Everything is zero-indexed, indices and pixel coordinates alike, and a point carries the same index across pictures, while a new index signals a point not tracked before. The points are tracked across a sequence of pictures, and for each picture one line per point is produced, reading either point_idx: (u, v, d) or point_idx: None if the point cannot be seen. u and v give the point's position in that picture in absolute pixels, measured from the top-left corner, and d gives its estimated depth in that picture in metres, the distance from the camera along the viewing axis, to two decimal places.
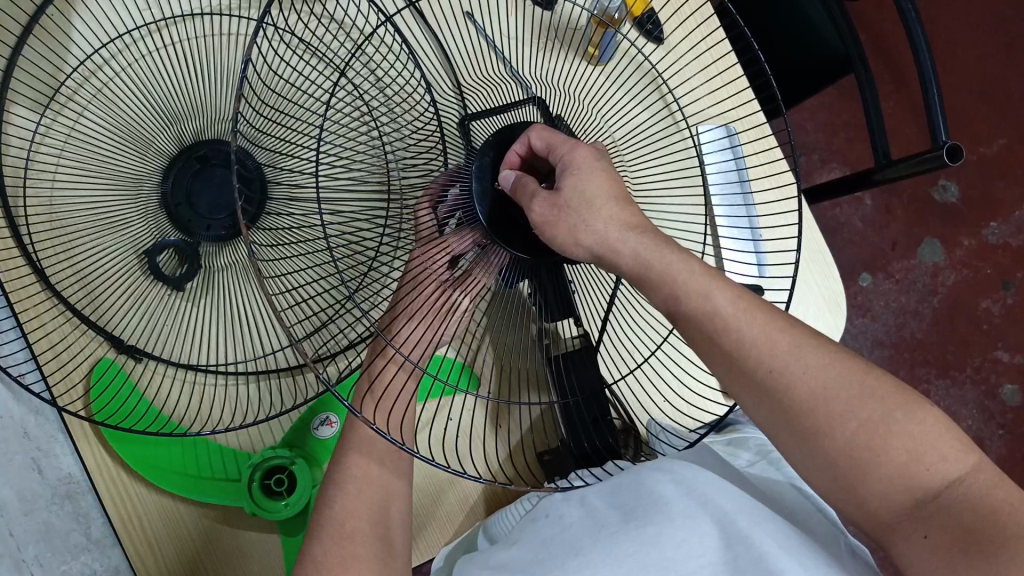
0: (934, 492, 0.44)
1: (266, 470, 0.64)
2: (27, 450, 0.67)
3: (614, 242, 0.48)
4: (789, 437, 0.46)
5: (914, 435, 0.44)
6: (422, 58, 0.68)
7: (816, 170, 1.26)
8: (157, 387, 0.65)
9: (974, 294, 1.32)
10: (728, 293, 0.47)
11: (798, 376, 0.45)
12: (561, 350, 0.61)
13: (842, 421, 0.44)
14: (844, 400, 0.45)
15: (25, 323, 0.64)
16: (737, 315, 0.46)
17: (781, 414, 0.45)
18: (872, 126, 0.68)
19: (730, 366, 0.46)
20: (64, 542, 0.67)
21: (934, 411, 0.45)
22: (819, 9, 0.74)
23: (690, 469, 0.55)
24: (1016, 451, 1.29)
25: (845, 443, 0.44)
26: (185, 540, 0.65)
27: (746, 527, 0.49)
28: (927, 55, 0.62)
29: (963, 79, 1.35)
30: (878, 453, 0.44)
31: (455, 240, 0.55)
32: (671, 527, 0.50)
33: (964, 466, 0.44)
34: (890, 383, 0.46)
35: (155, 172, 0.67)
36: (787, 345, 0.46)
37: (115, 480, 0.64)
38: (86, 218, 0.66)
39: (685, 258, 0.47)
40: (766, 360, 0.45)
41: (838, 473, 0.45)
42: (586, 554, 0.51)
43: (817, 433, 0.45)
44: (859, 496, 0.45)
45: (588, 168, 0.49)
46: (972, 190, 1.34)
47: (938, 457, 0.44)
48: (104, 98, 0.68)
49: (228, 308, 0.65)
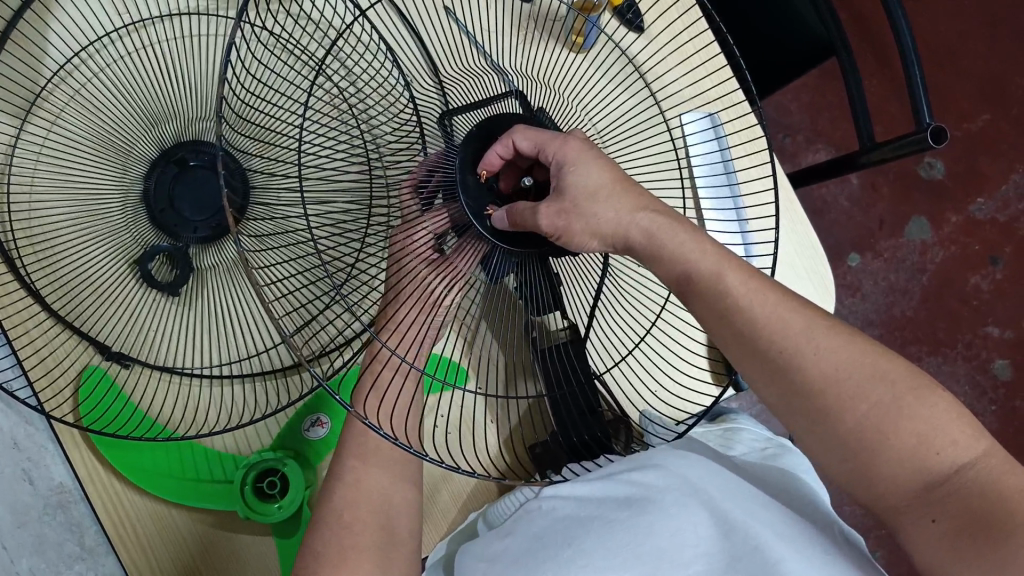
0: (943, 475, 0.43)
1: (258, 474, 0.63)
2: (17, 462, 0.70)
3: (625, 226, 0.49)
4: (802, 417, 0.46)
5: (926, 419, 0.44)
6: (399, 51, 0.67)
7: (801, 152, 1.26)
8: (147, 393, 0.65)
9: (963, 271, 1.32)
10: (740, 274, 0.48)
11: (809, 357, 0.45)
12: (550, 343, 0.60)
13: (851, 402, 0.45)
14: (855, 381, 0.45)
15: (13, 334, 0.63)
16: (744, 301, 0.46)
17: (791, 390, 0.46)
18: (857, 109, 0.68)
19: (744, 345, 0.47)
20: (58, 553, 0.70)
21: (946, 396, 0.45)
22: (807, 7, 0.73)
23: (678, 462, 0.55)
24: (1008, 426, 1.30)
25: (856, 425, 0.45)
26: (188, 558, 0.65)
27: (743, 520, 0.49)
28: (910, 37, 0.62)
29: (946, 58, 1.34)
30: (888, 437, 0.44)
31: (432, 220, 0.55)
32: (663, 517, 0.50)
33: (975, 451, 0.44)
34: (900, 364, 0.46)
35: (137, 179, 0.66)
36: (801, 325, 0.46)
37: (107, 487, 0.64)
38: (71, 229, 0.65)
39: (697, 238, 0.49)
40: (778, 338, 0.46)
41: (849, 453, 0.45)
42: (579, 543, 0.51)
43: (829, 411, 0.45)
44: (868, 478, 0.45)
45: (587, 158, 0.49)
46: (958, 166, 1.34)
47: (949, 442, 0.44)
48: (81, 104, 0.67)
49: (216, 312, 0.65)
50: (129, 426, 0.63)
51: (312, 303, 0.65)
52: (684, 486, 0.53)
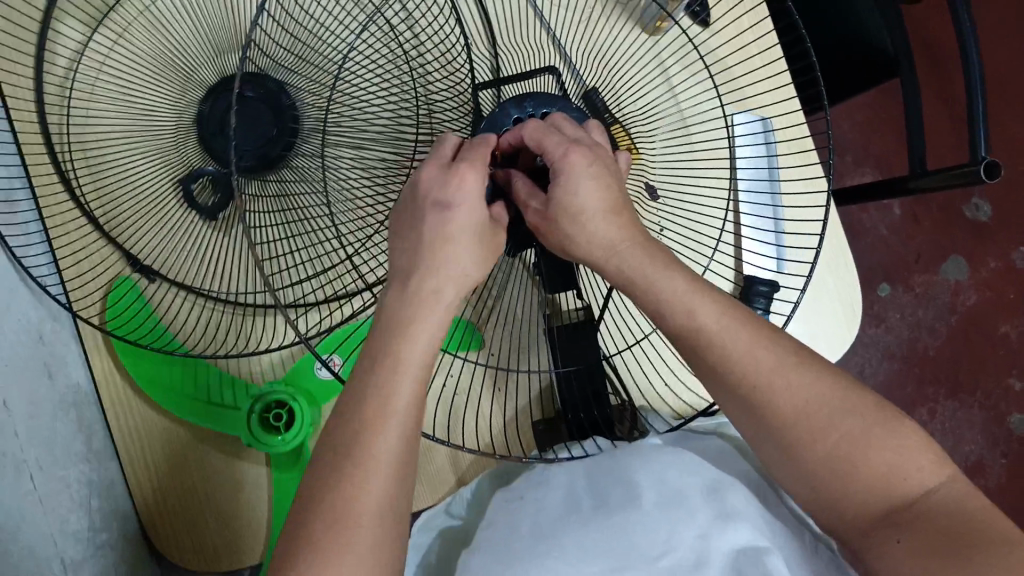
0: (910, 498, 0.45)
1: (266, 405, 0.65)
2: (39, 356, 0.64)
3: (597, 262, 0.50)
4: (773, 444, 0.48)
5: (893, 453, 0.46)
6: (461, 13, 0.66)
7: (847, 174, 1.24)
8: (173, 310, 0.67)
9: (993, 319, 1.30)
10: (714, 310, 0.48)
11: (780, 393, 0.47)
12: (561, 322, 0.62)
13: (823, 433, 0.47)
14: (825, 414, 0.47)
15: (54, 236, 0.66)
16: (721, 332, 0.48)
17: (763, 422, 0.48)
18: (913, 131, 0.67)
19: (712, 376, 0.49)
20: (65, 450, 0.64)
21: (910, 426, 0.48)
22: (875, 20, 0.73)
23: (675, 467, 0.54)
24: (1016, 481, 1.27)
25: (823, 453, 0.47)
26: (181, 468, 0.67)
27: (712, 539, 0.50)
28: (977, 61, 0.59)
29: (1010, 97, 1.31)
30: (852, 468, 0.46)
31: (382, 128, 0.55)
32: (640, 518, 0.51)
33: (937, 479, 0.46)
34: (869, 401, 0.48)
35: (192, 103, 0.67)
36: (771, 364, 0.48)
37: (120, 396, 0.67)
38: (124, 145, 0.67)
39: (670, 276, 0.49)
40: (745, 377, 0.48)
41: (818, 483, 0.47)
42: (556, 535, 0.51)
43: (797, 446, 0.47)
44: (836, 503, 0.47)
45: (593, 164, 0.49)
46: (1005, 211, 1.31)
47: (915, 468, 0.46)
48: (146, 22, 0.68)
49: (234, 251, 0.66)
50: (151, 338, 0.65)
51: (318, 254, 0.65)
52: (666, 495, 0.52)
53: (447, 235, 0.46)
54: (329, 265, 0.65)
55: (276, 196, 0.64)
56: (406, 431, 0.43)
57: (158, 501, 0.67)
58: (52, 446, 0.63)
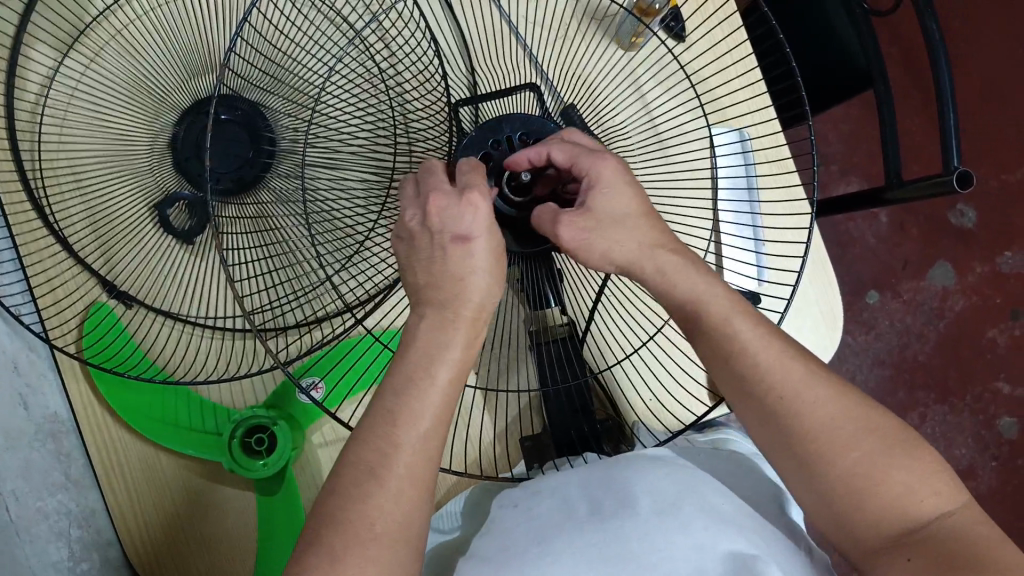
0: (920, 521, 0.45)
1: (248, 429, 0.63)
2: (14, 385, 0.64)
3: (641, 260, 0.49)
4: (792, 462, 0.47)
5: (909, 472, 0.45)
6: (436, 33, 0.66)
7: (833, 181, 1.25)
8: (151, 336, 0.66)
9: (980, 323, 1.29)
10: (749, 320, 0.49)
11: (807, 404, 0.47)
12: (548, 338, 0.61)
13: (839, 451, 0.46)
14: (849, 432, 0.46)
15: (28, 263, 0.65)
16: (756, 338, 0.48)
17: (784, 436, 0.47)
18: (888, 143, 0.66)
19: (738, 389, 0.48)
20: (41, 479, 0.64)
21: (923, 448, 0.47)
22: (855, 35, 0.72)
23: (672, 484, 0.53)
24: (1007, 484, 1.27)
25: (844, 470, 0.45)
26: (167, 502, 0.66)
27: (714, 544, 0.48)
28: (948, 72, 0.59)
29: (993, 104, 1.31)
30: (870, 487, 0.45)
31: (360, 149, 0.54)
32: (636, 522, 0.49)
33: (952, 503, 0.46)
34: (882, 420, 0.47)
35: (166, 126, 0.66)
36: (802, 376, 0.47)
37: (99, 425, 0.66)
38: (98, 169, 0.66)
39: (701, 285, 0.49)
40: (777, 387, 0.47)
41: (825, 501, 0.46)
42: (550, 542, 0.50)
43: (817, 462, 0.46)
44: (844, 522, 0.46)
45: (611, 180, 0.49)
46: (992, 216, 1.31)
47: (932, 492, 0.45)
48: (118, 44, 0.67)
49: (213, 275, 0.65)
50: (130, 365, 0.64)
51: (297, 276, 0.64)
52: (662, 505, 0.51)
53: (446, 259, 0.46)
54: (307, 287, 0.64)
55: (253, 218, 0.63)
56: (402, 460, 0.43)
57: (141, 530, 0.66)
58: (29, 474, 0.64)
